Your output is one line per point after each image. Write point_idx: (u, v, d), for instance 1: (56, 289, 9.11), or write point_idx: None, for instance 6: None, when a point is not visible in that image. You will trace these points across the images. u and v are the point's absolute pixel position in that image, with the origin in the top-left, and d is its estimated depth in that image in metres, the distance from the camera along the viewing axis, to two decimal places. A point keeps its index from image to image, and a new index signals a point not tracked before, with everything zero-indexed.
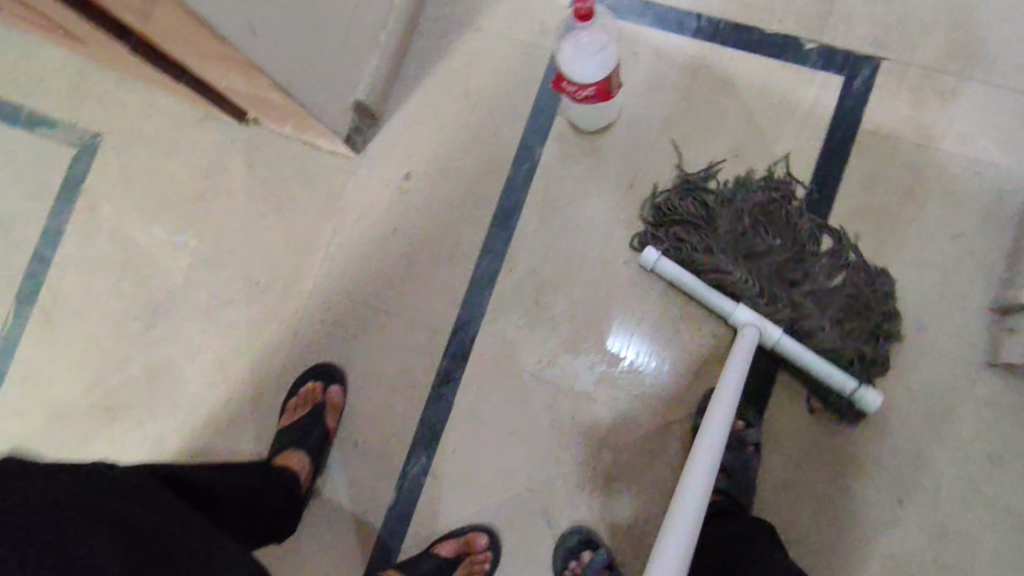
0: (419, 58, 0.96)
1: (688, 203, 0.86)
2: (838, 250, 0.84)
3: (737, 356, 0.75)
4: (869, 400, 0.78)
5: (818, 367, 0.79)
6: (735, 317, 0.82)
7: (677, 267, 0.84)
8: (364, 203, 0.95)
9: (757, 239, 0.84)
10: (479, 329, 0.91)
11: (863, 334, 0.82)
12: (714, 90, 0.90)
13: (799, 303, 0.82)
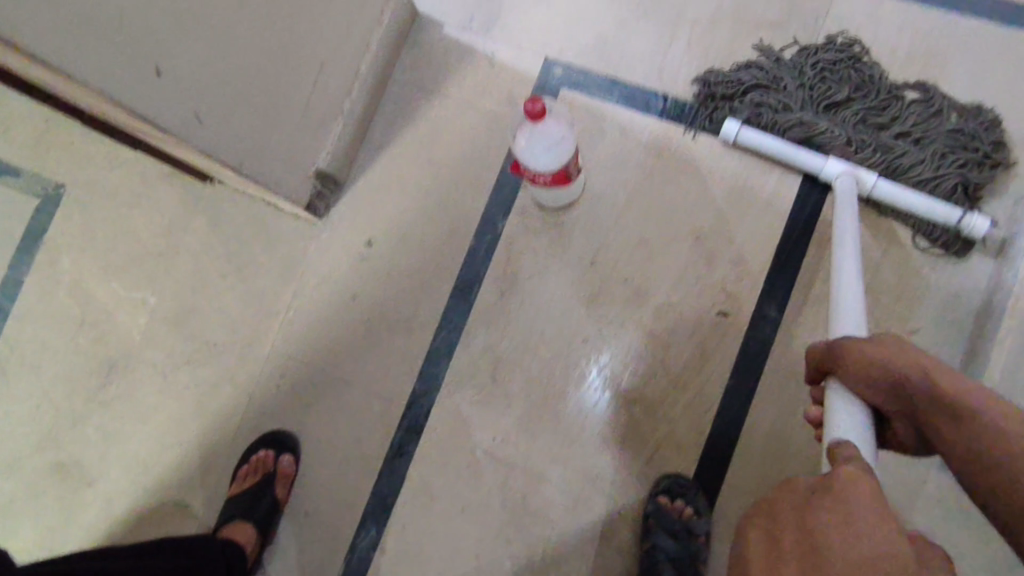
0: (385, 127, 1.00)
1: (758, 72, 0.90)
2: (927, 99, 0.88)
3: (845, 204, 0.80)
4: (977, 225, 0.82)
5: (916, 204, 0.83)
6: (826, 171, 0.85)
7: (761, 134, 0.88)
8: (327, 266, 0.99)
9: (835, 90, 0.89)
10: (433, 401, 0.94)
11: (964, 160, 0.85)
12: (677, 171, 0.93)
13: (890, 145, 0.87)
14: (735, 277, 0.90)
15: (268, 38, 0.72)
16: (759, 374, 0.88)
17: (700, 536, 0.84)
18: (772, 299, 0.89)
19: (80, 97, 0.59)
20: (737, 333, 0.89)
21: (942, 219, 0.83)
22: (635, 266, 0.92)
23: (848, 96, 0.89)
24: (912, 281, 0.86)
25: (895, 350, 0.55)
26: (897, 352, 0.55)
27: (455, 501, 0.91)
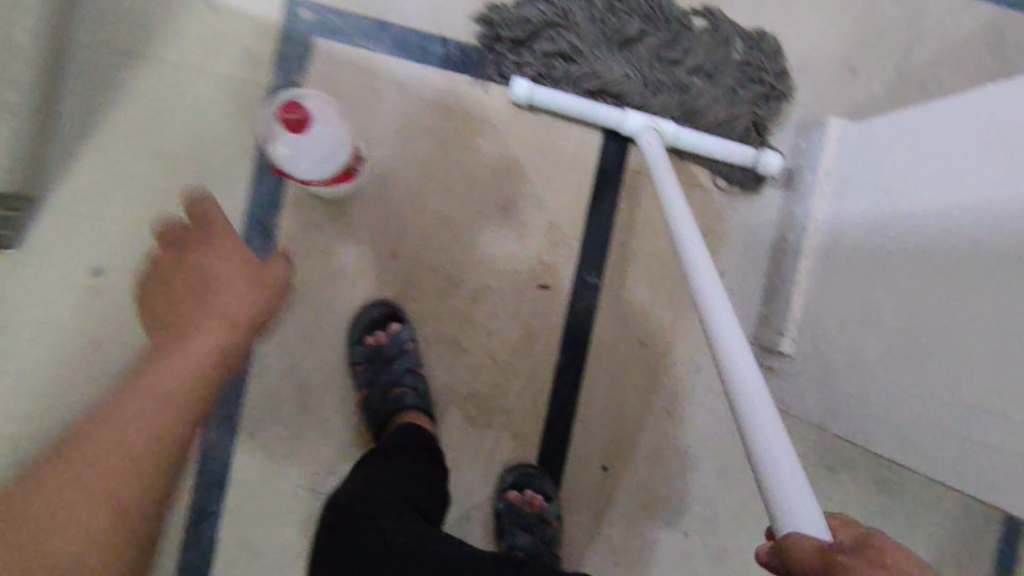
0: (82, 110, 0.74)
1: (544, 8, 0.79)
2: (713, 28, 0.84)
3: (651, 148, 0.73)
4: (771, 164, 0.82)
5: (714, 148, 0.82)
6: (628, 126, 0.80)
7: (552, 95, 0.80)
8: (39, 309, 0.74)
9: (625, 25, 0.81)
10: (231, 448, 0.78)
11: (752, 97, 0.84)
12: (472, 132, 0.82)
13: (684, 85, 0.83)
14: (550, 244, 0.83)
15: None
16: (587, 342, 0.84)
17: (552, 521, 0.81)
18: (590, 262, 0.84)
19: None
20: (559, 305, 0.84)
21: (738, 160, 0.84)
22: (442, 249, 0.81)
23: (641, 31, 0.82)
24: (714, 224, 0.87)
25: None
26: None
27: (283, 554, 0.78)
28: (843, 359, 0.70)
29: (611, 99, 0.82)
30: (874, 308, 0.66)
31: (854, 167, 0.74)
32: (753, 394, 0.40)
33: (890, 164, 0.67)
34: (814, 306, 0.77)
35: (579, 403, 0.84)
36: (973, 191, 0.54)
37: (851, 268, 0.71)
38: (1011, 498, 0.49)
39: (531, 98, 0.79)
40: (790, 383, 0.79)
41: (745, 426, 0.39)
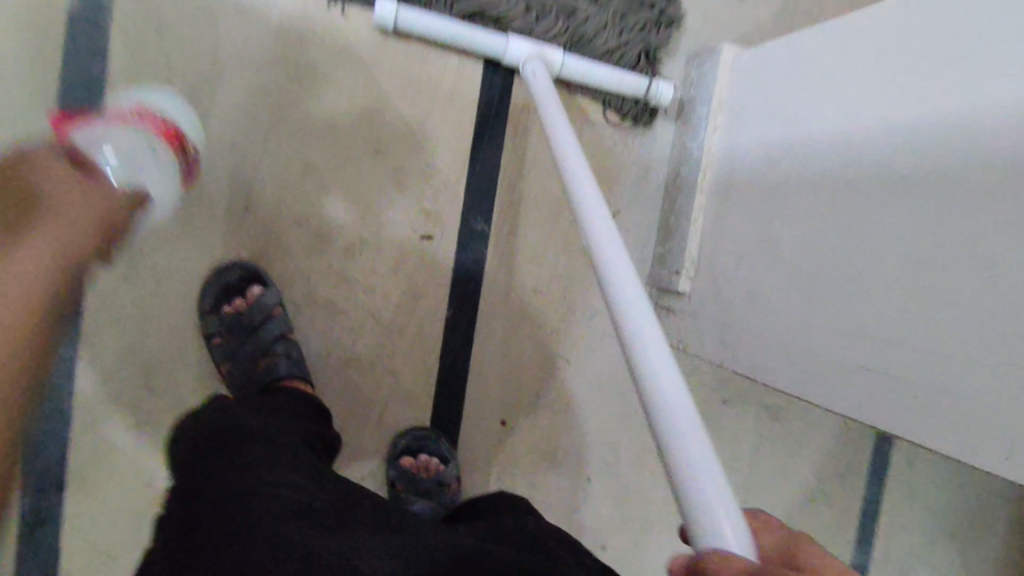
0: None
1: None
2: None
3: (535, 80, 0.66)
4: (662, 93, 0.78)
5: (604, 78, 0.76)
6: (510, 54, 0.73)
7: (421, 15, 0.70)
8: None
9: None
10: (67, 440, 0.67)
11: (642, 24, 0.78)
12: (331, 65, 0.72)
13: (570, 8, 0.75)
14: (429, 187, 0.76)
15: None
16: (478, 294, 0.78)
17: (450, 483, 0.77)
18: (476, 206, 0.77)
19: None
20: (446, 254, 0.77)
21: (630, 90, 0.78)
22: (306, 199, 0.72)
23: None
24: (605, 161, 0.82)
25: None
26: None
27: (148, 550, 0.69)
28: (739, 297, 0.68)
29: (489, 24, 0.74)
30: (773, 239, 0.63)
31: (750, 97, 0.70)
32: (677, 417, 0.34)
33: (784, 92, 0.64)
34: (710, 244, 0.74)
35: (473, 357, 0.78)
36: (867, 117, 0.52)
37: (747, 204, 0.68)
38: (916, 432, 0.48)
39: (396, 20, 0.70)
40: (683, 323, 0.78)
41: (671, 460, 0.33)
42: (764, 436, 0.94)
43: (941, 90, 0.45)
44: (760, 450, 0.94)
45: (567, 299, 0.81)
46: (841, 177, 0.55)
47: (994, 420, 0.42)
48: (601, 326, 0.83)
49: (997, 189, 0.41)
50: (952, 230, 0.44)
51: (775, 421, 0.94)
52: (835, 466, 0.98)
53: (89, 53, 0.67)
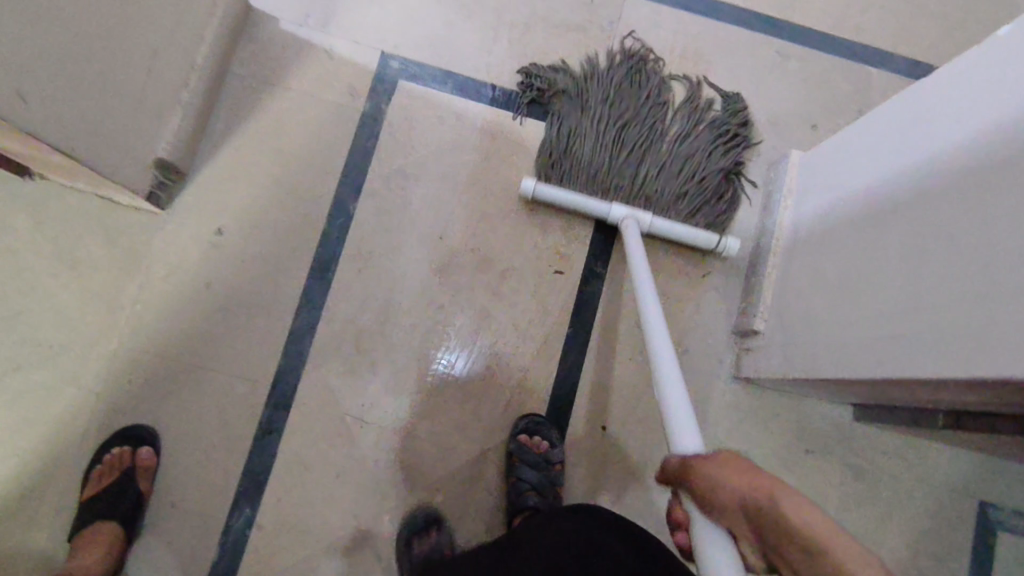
0: (226, 115, 1.00)
1: (565, 81, 1.04)
2: (698, 103, 1.07)
3: (632, 243, 0.90)
4: (731, 246, 0.99)
5: (684, 234, 0.98)
6: (613, 216, 0.96)
7: (554, 190, 0.97)
8: (175, 258, 0.97)
9: (627, 97, 1.05)
10: (299, 378, 0.97)
11: (728, 151, 1.05)
12: (510, 151, 1.04)
13: (674, 139, 1.04)
14: (567, 240, 1.03)
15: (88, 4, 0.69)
16: (593, 321, 1.02)
17: (556, 464, 0.96)
18: (599, 257, 1.03)
19: None
20: (573, 287, 1.03)
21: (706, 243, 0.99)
22: (480, 237, 1.02)
23: (634, 100, 1.05)
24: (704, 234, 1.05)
25: (747, 474, 0.53)
26: (741, 476, 0.54)
27: (332, 468, 0.95)
28: (800, 319, 0.86)
29: (613, 165, 1.01)
30: (820, 272, 0.84)
31: (811, 180, 0.94)
32: (683, 430, 0.65)
33: (841, 171, 0.86)
34: (779, 291, 0.94)
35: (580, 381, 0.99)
36: (886, 170, 0.75)
37: (811, 252, 0.88)
38: (911, 371, 0.63)
39: (534, 191, 0.97)
40: (756, 357, 0.96)
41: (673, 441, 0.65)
42: (848, 492, 1.02)
43: (954, 137, 0.65)
44: (848, 506, 1.01)
45: (663, 334, 1.03)
46: (889, 211, 0.74)
47: (962, 346, 0.58)
48: (690, 360, 1.02)
49: (982, 189, 0.60)
50: (959, 225, 0.62)
51: (860, 478, 1.02)
52: (931, 539, 1.01)
53: (367, 135, 1.02)
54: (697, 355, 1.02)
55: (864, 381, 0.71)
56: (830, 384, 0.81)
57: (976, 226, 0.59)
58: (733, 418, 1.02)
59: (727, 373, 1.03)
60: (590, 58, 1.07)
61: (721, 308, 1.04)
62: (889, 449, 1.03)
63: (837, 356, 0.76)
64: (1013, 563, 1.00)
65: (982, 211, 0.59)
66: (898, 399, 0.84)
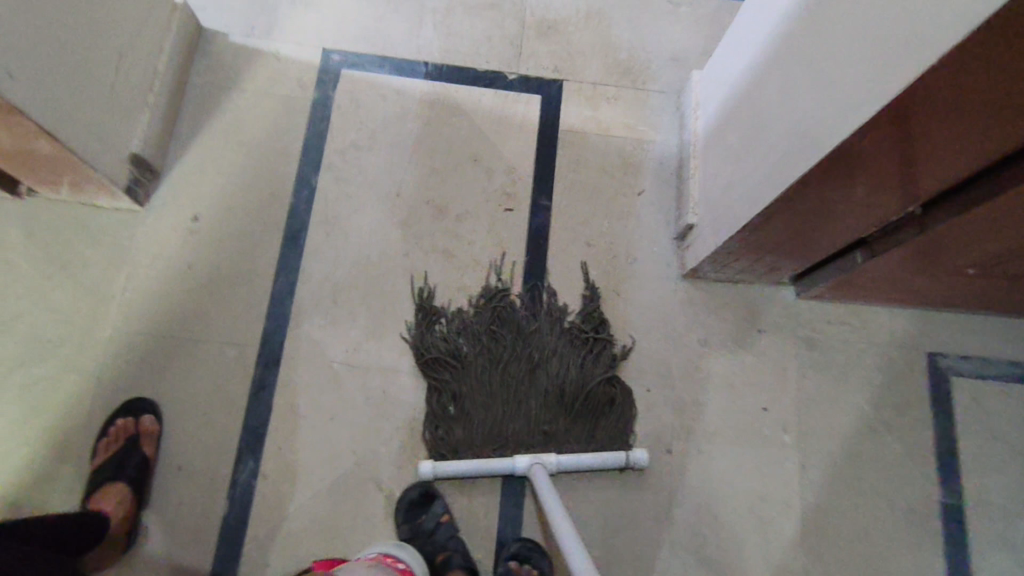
0: (191, 118, 1.12)
1: (437, 340, 1.04)
2: (555, 312, 1.08)
3: (546, 491, 0.89)
4: (640, 459, 0.99)
5: (591, 461, 0.99)
6: (518, 468, 0.96)
7: (454, 464, 0.97)
8: (158, 246, 1.06)
9: (499, 347, 1.05)
10: (285, 335, 1.04)
11: (593, 354, 1.06)
12: (449, 115, 1.17)
13: (543, 360, 1.05)
14: (511, 181, 1.14)
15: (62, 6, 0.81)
16: (546, 247, 1.12)
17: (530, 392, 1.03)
18: (542, 192, 1.14)
19: None
20: (523, 221, 1.13)
21: (616, 462, 1.00)
22: (433, 189, 1.12)
23: (507, 349, 1.05)
24: (632, 158, 1.17)
25: None
26: None
27: (327, 412, 1.01)
28: (725, 191, 0.97)
29: (504, 422, 1.01)
30: (733, 149, 0.96)
31: (712, 86, 1.08)
32: None
33: (731, 62, 1.00)
34: (705, 183, 1.05)
35: (533, 415, 1.02)
36: (764, 48, 0.88)
37: (724, 135, 1.00)
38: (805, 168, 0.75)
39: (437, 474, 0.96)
40: (697, 246, 1.06)
41: None
42: (805, 363, 1.10)
43: None
44: (807, 377, 1.10)
45: (612, 250, 1.12)
46: (769, 69, 0.86)
47: (830, 124, 0.70)
48: (640, 268, 1.12)
49: (818, 8, 0.74)
50: (812, 45, 0.75)
51: (813, 349, 1.11)
52: (888, 393, 1.09)
53: (319, 118, 1.14)
54: (645, 263, 1.12)
55: (778, 204, 0.83)
56: (759, 232, 0.91)
57: (819, 34, 0.73)
58: (688, 314, 1.11)
59: (675, 275, 1.12)
60: (453, 305, 1.07)
61: (659, 219, 1.15)
62: (833, 319, 1.12)
63: (757, 198, 0.87)
64: (967, 402, 1.08)
65: (824, 23, 0.72)
66: (818, 245, 0.94)
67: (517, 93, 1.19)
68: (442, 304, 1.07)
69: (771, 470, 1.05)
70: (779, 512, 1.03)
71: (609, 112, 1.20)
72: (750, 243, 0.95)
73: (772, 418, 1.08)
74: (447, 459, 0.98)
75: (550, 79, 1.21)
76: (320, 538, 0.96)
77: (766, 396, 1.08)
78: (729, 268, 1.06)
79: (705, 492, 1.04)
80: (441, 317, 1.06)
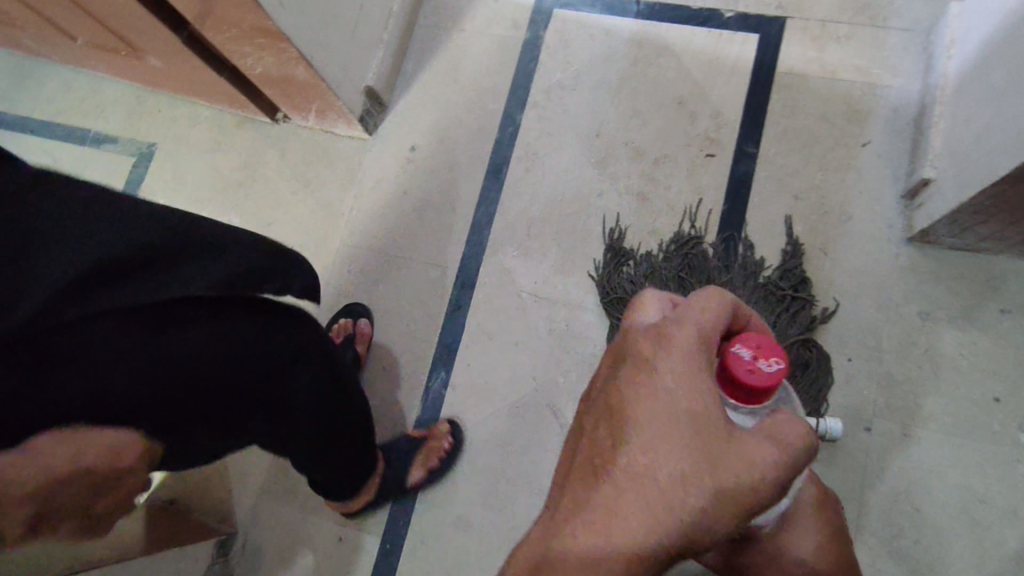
0: (416, 57, 1.22)
1: (623, 282, 1.04)
2: (750, 264, 1.01)
3: None
4: (832, 429, 0.91)
5: None
6: None
7: None
8: (380, 171, 1.18)
9: (686, 294, 1.01)
10: (481, 262, 1.11)
11: (790, 312, 0.98)
12: (657, 55, 1.14)
13: None
14: (716, 126, 1.09)
15: None
16: (748, 196, 1.06)
17: None
18: (750, 138, 1.08)
19: None
20: (726, 166, 1.07)
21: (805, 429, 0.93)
22: (633, 130, 1.11)
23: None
24: (860, 105, 1.06)
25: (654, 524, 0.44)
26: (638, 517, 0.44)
27: (513, 337, 1.07)
28: (978, 140, 0.85)
29: None
30: (997, 90, 0.83)
31: (976, 18, 0.92)
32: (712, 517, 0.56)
33: None
34: (953, 131, 0.92)
35: None
36: None
37: (987, 74, 0.86)
38: None
39: None
40: (932, 204, 0.94)
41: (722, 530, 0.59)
42: None
43: None
44: None
45: (824, 204, 1.03)
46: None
47: None
48: (856, 226, 1.02)
49: None
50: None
51: None
52: None
53: (529, 58, 1.18)
54: (862, 220, 1.02)
55: None
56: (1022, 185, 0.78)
57: None
58: (910, 281, 0.98)
59: (900, 237, 1.00)
60: (642, 248, 1.06)
61: (886, 174, 1.02)
62: None
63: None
64: None
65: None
66: None
67: (733, 33, 1.12)
68: (632, 246, 1.07)
69: (995, 469, 0.91)
70: (999, 517, 0.90)
71: (837, 53, 1.08)
72: (1006, 199, 0.82)
73: (1005, 410, 0.93)
74: None
75: (772, 16, 1.12)
76: (498, 451, 1.03)
77: (999, 384, 0.93)
78: (972, 232, 0.92)
79: (908, 479, 0.93)
80: (631, 259, 1.05)
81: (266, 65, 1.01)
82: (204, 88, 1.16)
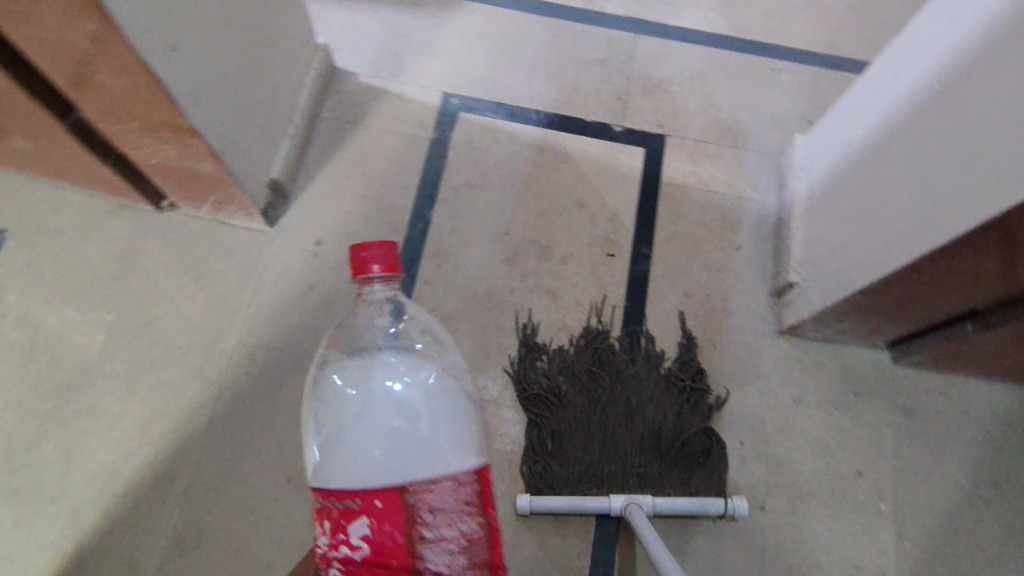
0: (321, 148, 1.20)
1: (539, 376, 1.07)
2: (652, 356, 1.10)
3: (643, 526, 0.89)
4: (739, 507, 0.98)
5: (689, 504, 0.98)
6: (613, 508, 0.97)
7: (549, 500, 0.98)
8: (282, 265, 1.12)
9: (596, 388, 1.07)
10: None
11: (689, 401, 1.07)
12: (557, 159, 1.23)
13: (638, 404, 1.06)
14: (613, 228, 1.19)
15: (237, 50, 0.91)
16: (646, 294, 1.15)
17: (628, 438, 1.04)
18: (643, 240, 1.18)
19: (102, 69, 0.74)
20: (625, 267, 1.16)
21: (713, 509, 0.99)
22: (539, 229, 1.18)
23: (605, 389, 1.07)
24: (731, 214, 1.21)
25: None
26: None
27: None
28: (831, 253, 1.02)
29: (599, 462, 1.02)
30: (841, 216, 1.01)
31: (819, 152, 1.12)
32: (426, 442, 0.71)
33: (842, 131, 1.05)
34: (809, 242, 1.09)
35: (631, 459, 1.03)
36: (880, 129, 0.94)
37: (833, 197, 1.04)
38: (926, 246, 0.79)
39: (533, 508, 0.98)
40: (797, 304, 1.09)
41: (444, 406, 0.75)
42: (901, 429, 1.10)
43: (920, 75, 0.86)
44: (903, 443, 1.09)
45: (710, 301, 1.15)
46: (887, 147, 0.92)
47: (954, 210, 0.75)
48: (738, 320, 1.15)
49: (949, 101, 0.79)
50: (947, 122, 0.79)
51: (909, 416, 1.10)
52: (986, 467, 1.08)
53: (436, 156, 1.21)
54: (742, 315, 1.15)
55: (893, 274, 0.86)
56: (873, 296, 0.94)
57: (948, 119, 0.79)
58: (783, 370, 1.12)
59: (772, 330, 1.14)
60: (555, 343, 1.11)
61: (757, 275, 1.18)
62: (930, 387, 1.12)
63: (869, 265, 0.91)
64: None
65: (959, 104, 0.77)
66: (929, 312, 0.96)
67: (622, 145, 1.25)
68: (545, 341, 1.11)
69: (866, 535, 1.04)
70: None
71: (709, 168, 1.24)
72: (859, 306, 0.98)
73: (868, 482, 1.07)
74: (543, 495, 1.00)
75: (654, 133, 1.26)
76: None
77: (861, 459, 1.08)
78: (831, 327, 1.07)
79: (800, 554, 1.03)
80: (544, 353, 1.09)
81: (163, 158, 0.94)
82: (79, 175, 1.05)
